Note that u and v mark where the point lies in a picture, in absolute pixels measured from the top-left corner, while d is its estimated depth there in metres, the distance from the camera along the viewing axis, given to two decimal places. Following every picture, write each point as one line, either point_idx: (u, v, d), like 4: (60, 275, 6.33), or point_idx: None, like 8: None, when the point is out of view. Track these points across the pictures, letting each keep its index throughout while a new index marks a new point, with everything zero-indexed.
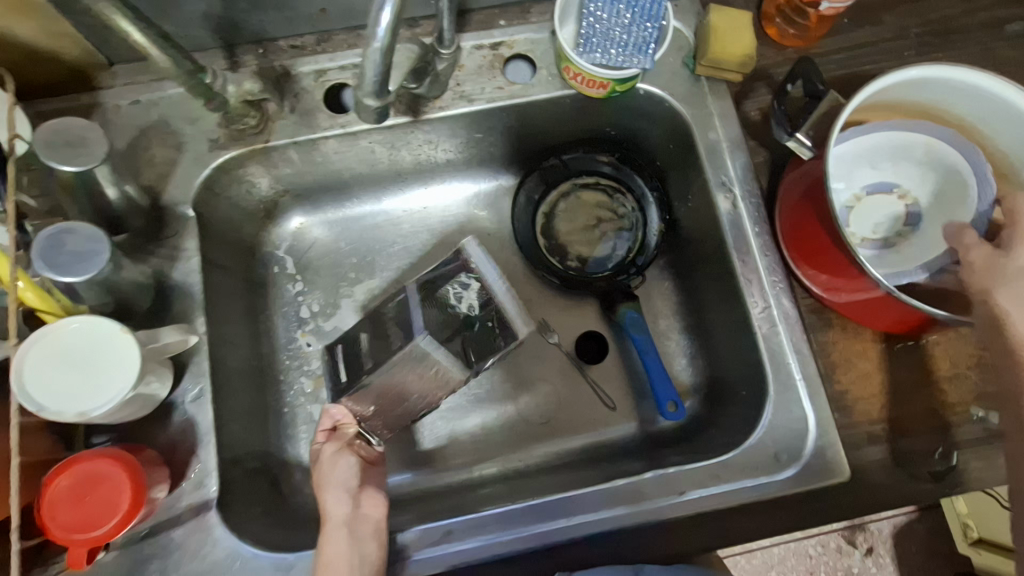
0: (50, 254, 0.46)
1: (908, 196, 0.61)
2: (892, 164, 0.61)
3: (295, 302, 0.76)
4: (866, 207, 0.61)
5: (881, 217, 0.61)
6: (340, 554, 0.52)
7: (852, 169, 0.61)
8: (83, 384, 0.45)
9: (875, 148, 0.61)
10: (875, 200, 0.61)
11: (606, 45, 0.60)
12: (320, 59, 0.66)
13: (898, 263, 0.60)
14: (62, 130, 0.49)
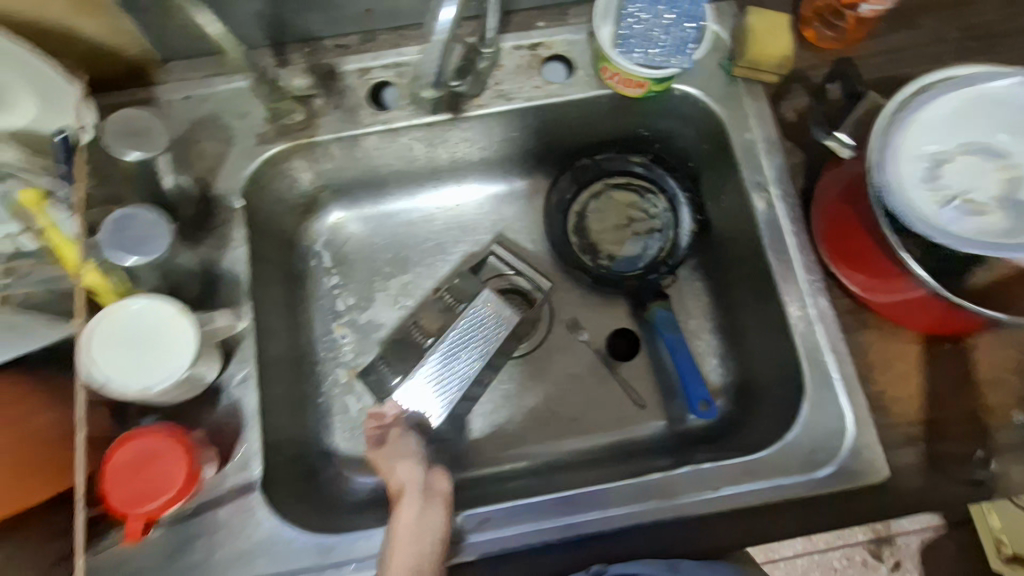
0: (117, 237, 0.48)
1: (1014, 167, 0.54)
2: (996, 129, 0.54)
3: (331, 296, 0.78)
4: (966, 165, 0.54)
5: (980, 180, 0.53)
6: (411, 520, 0.53)
7: (950, 123, 0.54)
8: (145, 362, 0.47)
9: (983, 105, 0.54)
10: (975, 162, 0.54)
11: (647, 45, 0.61)
12: (365, 58, 0.68)
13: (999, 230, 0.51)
14: (129, 121, 0.51)
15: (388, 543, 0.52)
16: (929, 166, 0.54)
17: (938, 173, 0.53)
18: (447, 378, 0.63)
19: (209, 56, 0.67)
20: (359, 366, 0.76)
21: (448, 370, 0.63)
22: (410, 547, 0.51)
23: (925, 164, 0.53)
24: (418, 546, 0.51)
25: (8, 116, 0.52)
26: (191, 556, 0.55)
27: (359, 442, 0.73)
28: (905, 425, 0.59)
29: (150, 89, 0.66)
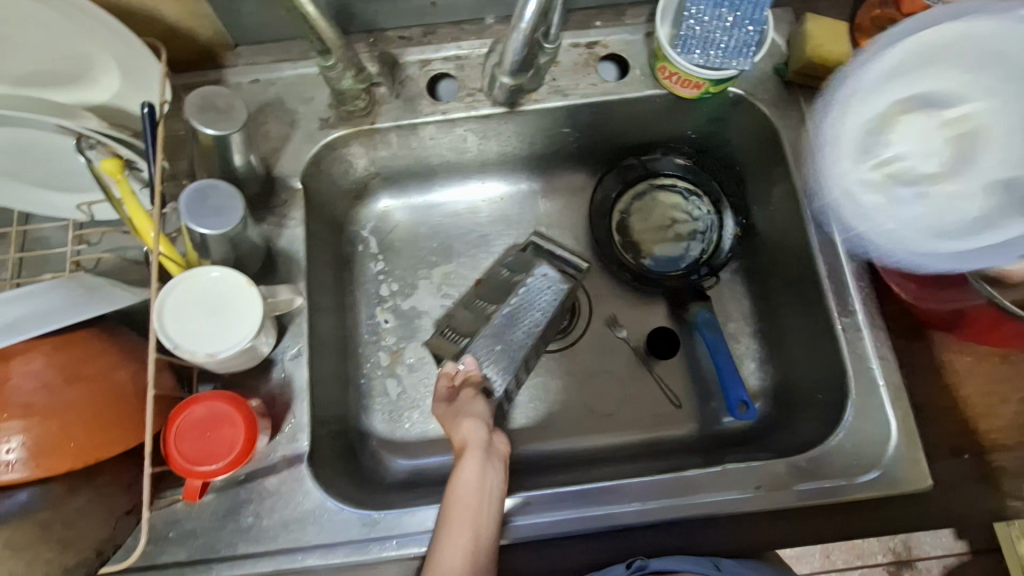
0: (195, 206, 0.51)
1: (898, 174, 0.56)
2: (970, 72, 0.54)
3: (376, 281, 0.80)
4: (908, 133, 0.56)
5: (931, 144, 0.55)
6: (472, 480, 0.56)
7: (883, 91, 0.56)
8: (215, 328, 0.49)
9: (967, 56, 0.53)
10: (917, 121, 0.56)
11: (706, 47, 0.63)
12: (426, 49, 0.70)
13: (974, 207, 0.53)
14: (211, 98, 0.54)
15: (447, 500, 0.55)
16: (880, 144, 0.57)
17: (875, 146, 0.57)
18: (510, 347, 0.68)
19: (277, 43, 0.70)
20: (400, 350, 0.77)
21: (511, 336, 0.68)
22: (469, 506, 0.54)
23: (880, 140, 0.57)
24: (478, 503, 0.55)
25: (93, 90, 0.58)
26: (241, 521, 0.57)
27: (397, 424, 0.74)
28: (951, 434, 0.59)
29: (220, 72, 0.68)
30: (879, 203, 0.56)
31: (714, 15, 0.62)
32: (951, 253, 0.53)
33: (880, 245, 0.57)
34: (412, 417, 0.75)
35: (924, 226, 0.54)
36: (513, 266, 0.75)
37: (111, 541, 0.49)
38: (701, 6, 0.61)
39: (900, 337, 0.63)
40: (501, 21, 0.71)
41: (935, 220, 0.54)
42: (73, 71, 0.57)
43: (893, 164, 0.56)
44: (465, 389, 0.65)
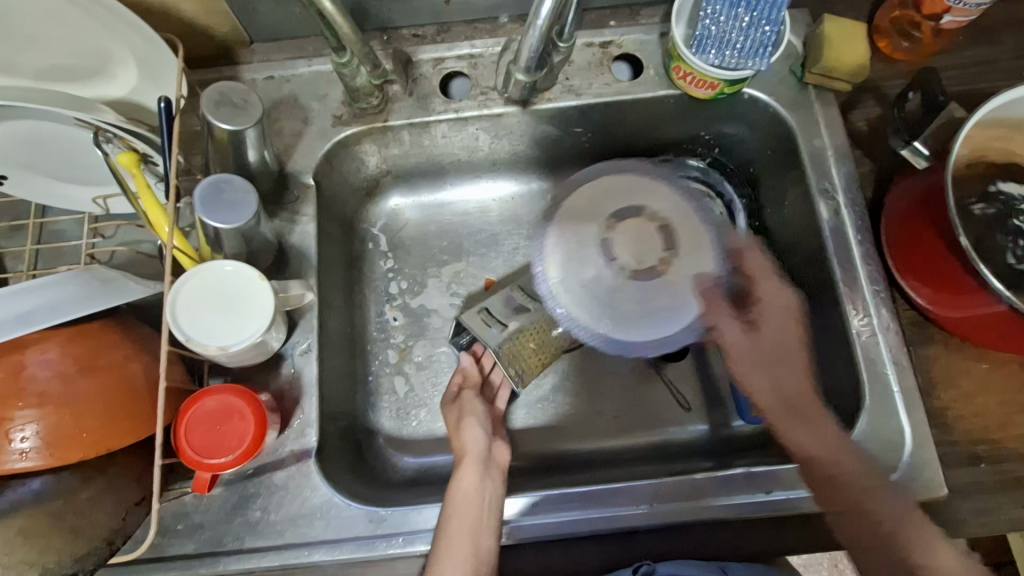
0: (210, 200, 0.51)
1: (619, 270, 0.66)
2: (649, 198, 0.69)
3: (386, 279, 0.80)
4: (573, 245, 0.67)
5: (637, 243, 0.67)
6: (472, 486, 0.58)
7: (582, 209, 0.68)
8: (225, 322, 0.49)
9: (636, 188, 0.69)
10: (632, 228, 0.67)
11: (721, 46, 0.62)
12: (440, 48, 0.70)
13: (613, 303, 0.66)
14: (226, 93, 0.54)
15: (447, 503, 0.56)
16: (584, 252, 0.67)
17: (610, 253, 0.66)
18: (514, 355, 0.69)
19: (293, 39, 0.70)
20: (408, 348, 0.77)
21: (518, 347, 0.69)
22: (471, 510, 0.56)
23: (595, 251, 0.66)
24: (478, 506, 0.56)
25: (110, 85, 0.59)
26: (249, 515, 0.57)
27: (404, 422, 0.74)
28: (968, 443, 0.58)
29: (235, 68, 0.69)
30: (585, 304, 0.66)
31: (730, 15, 0.61)
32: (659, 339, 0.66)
33: (588, 332, 0.66)
34: (419, 415, 0.75)
35: (636, 320, 0.65)
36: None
37: (121, 531, 0.48)
38: (717, 7, 0.60)
39: (915, 342, 0.62)
40: (515, 20, 0.71)
41: (614, 304, 0.65)
42: (89, 66, 0.57)
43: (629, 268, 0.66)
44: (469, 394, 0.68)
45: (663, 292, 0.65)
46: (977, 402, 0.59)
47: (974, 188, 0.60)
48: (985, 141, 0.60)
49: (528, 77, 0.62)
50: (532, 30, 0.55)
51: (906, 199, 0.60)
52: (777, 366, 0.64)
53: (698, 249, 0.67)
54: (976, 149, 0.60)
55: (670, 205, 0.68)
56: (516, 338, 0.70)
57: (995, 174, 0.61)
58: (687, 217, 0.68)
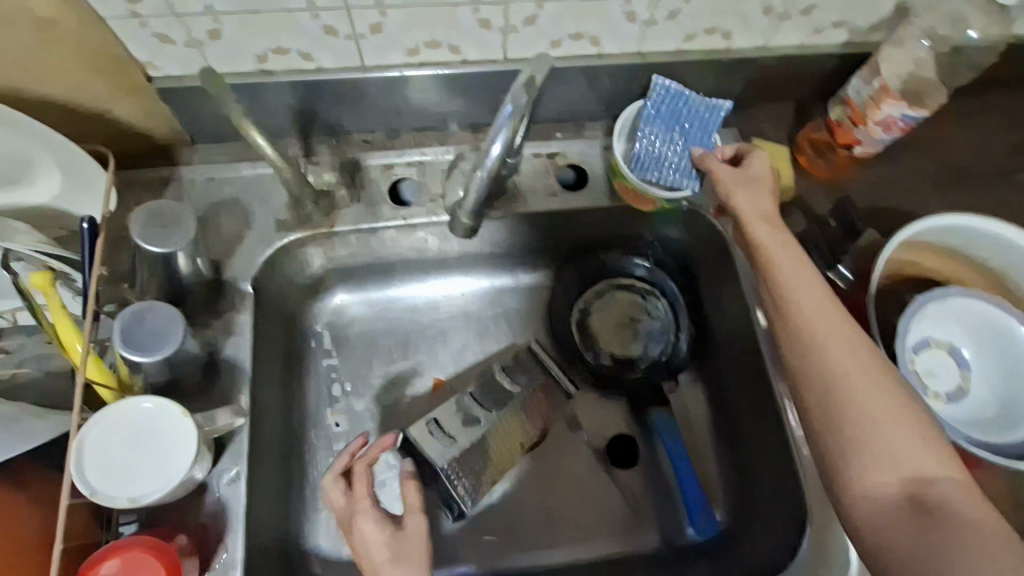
0: (132, 331, 0.47)
1: (933, 378, 0.62)
2: (948, 321, 0.63)
3: (328, 379, 0.76)
4: (928, 359, 0.63)
5: (930, 360, 0.63)
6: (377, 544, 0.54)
7: (942, 320, 0.63)
8: (141, 467, 0.44)
9: (936, 327, 0.63)
10: (918, 345, 0.63)
11: (658, 165, 0.66)
12: (390, 154, 0.70)
13: (970, 418, 0.61)
14: (156, 211, 0.51)
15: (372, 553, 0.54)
16: (936, 333, 0.63)
17: (924, 363, 0.63)
18: (471, 471, 0.67)
19: (236, 139, 0.68)
20: None
21: (472, 466, 0.67)
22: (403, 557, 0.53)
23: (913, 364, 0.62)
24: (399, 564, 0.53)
25: (29, 192, 0.53)
26: None
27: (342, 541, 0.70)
28: None
29: (173, 168, 0.67)
30: (972, 423, 0.60)
31: (669, 140, 0.67)
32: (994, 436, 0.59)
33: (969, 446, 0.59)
34: None
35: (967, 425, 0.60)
36: (511, 368, 0.73)
37: None
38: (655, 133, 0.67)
39: None
40: (465, 128, 0.72)
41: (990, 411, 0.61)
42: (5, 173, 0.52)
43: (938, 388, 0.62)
44: (406, 517, 0.56)
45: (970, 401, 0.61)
46: (807, 397, 0.52)
47: (902, 295, 0.66)
48: (905, 258, 0.65)
49: (472, 219, 0.59)
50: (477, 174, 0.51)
51: (754, 212, 0.60)
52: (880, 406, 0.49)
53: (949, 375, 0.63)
54: (903, 265, 0.66)
55: (941, 313, 0.63)
56: (464, 455, 0.66)
57: (913, 287, 0.66)
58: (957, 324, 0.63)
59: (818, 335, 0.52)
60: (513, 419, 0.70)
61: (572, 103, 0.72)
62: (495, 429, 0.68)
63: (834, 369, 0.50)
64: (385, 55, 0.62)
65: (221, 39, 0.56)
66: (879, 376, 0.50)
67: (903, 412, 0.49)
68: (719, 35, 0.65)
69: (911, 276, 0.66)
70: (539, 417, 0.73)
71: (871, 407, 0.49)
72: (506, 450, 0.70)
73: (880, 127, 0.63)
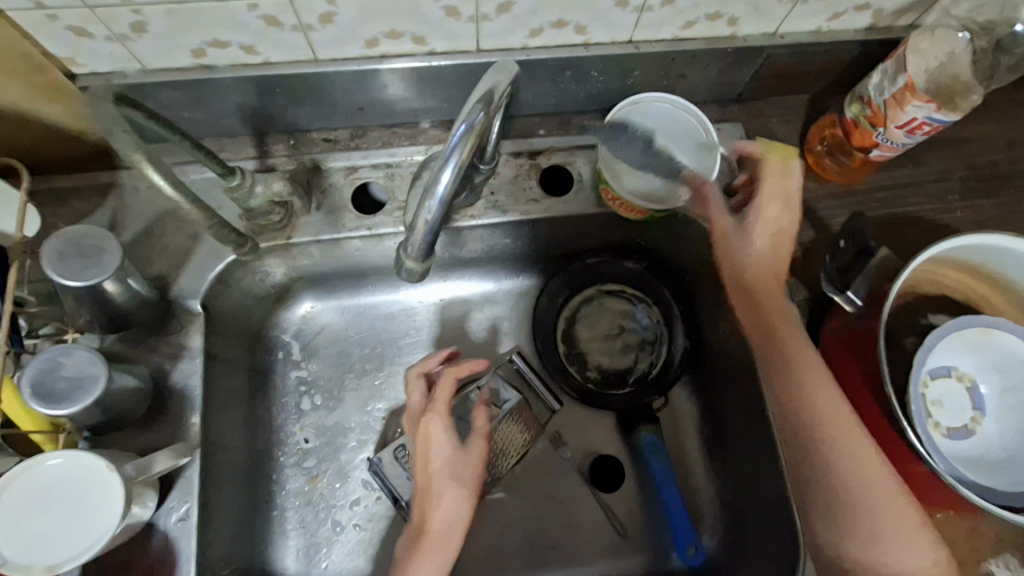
0: (46, 379, 0.44)
1: (944, 408, 0.57)
2: (971, 350, 0.58)
3: (297, 393, 0.71)
4: (943, 387, 0.58)
5: (945, 388, 0.58)
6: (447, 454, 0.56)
7: (966, 347, 0.58)
8: (58, 533, 0.41)
9: (956, 354, 0.58)
10: (934, 370, 0.57)
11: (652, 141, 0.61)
12: (354, 155, 0.64)
13: (979, 458, 0.55)
14: (78, 241, 0.47)
15: (440, 477, 0.55)
16: (954, 360, 0.58)
17: (936, 392, 0.57)
18: None
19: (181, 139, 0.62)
20: (321, 474, 0.70)
21: None
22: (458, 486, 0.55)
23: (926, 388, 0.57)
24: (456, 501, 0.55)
25: None
26: None
27: (313, 563, 0.67)
28: None
29: (111, 174, 0.61)
30: (981, 466, 0.54)
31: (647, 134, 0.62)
32: (1002, 483, 0.53)
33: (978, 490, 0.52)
34: (330, 554, 0.68)
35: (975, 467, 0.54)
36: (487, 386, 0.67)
37: None
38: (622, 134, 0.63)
39: None
40: (438, 125, 0.66)
41: (1001, 454, 0.55)
42: None
43: (949, 421, 0.57)
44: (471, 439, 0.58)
45: (980, 438, 0.56)
46: (808, 485, 0.55)
47: (916, 315, 0.61)
48: (922, 276, 0.60)
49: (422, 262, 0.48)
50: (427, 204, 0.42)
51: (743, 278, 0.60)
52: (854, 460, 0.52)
53: (965, 409, 0.57)
54: (920, 282, 0.60)
55: (967, 341, 0.57)
56: None
57: (928, 307, 0.61)
58: (983, 355, 0.58)
59: (823, 427, 0.53)
60: (505, 432, 0.67)
61: (555, 97, 0.64)
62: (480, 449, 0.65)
63: (839, 461, 0.52)
64: (340, 47, 0.54)
65: (148, 33, 0.49)
66: (881, 467, 0.52)
67: (894, 493, 0.51)
68: (723, 21, 0.57)
69: (929, 293, 0.61)
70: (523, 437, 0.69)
71: (871, 500, 0.51)
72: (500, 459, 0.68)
73: (904, 130, 0.56)
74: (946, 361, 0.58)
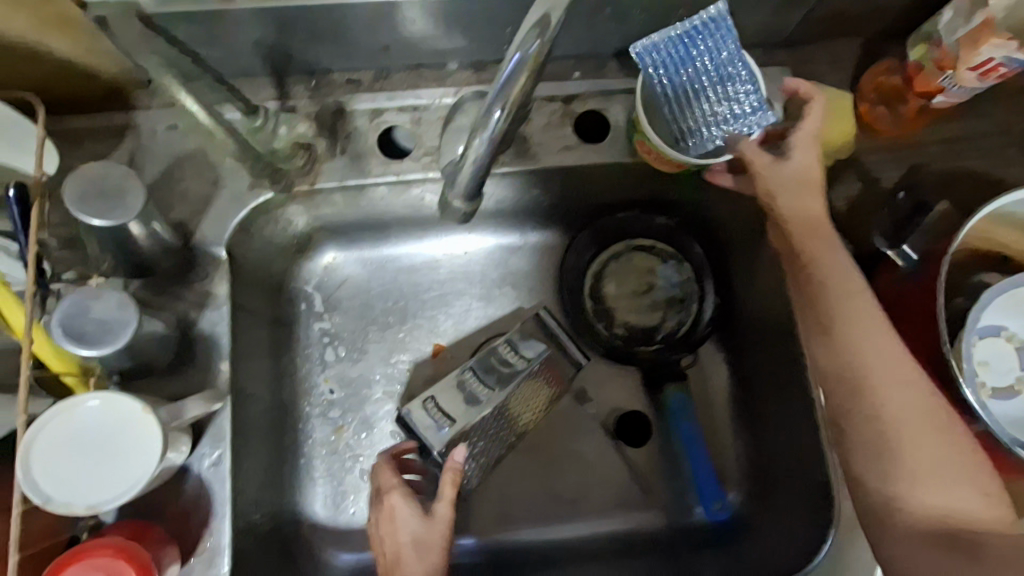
0: (74, 322, 0.44)
1: (991, 370, 0.55)
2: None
3: (321, 344, 0.71)
4: (992, 349, 0.55)
5: (997, 350, 0.55)
6: (412, 525, 0.53)
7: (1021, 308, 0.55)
8: (98, 473, 0.41)
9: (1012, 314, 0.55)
10: (987, 332, 0.55)
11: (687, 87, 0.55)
12: (379, 98, 0.61)
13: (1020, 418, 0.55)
14: (99, 179, 0.45)
15: (404, 549, 0.52)
16: (1007, 321, 0.55)
17: (985, 354, 0.55)
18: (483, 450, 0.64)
19: None
20: (347, 424, 0.70)
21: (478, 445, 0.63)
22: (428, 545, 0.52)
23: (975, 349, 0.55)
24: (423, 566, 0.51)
25: None
26: None
27: (340, 509, 0.68)
28: None
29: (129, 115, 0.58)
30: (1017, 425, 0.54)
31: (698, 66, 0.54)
32: None
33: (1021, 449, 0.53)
34: (357, 501, 0.68)
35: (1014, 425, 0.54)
36: (516, 342, 0.66)
37: None
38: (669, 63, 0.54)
39: None
40: (466, 67, 0.62)
41: None
42: None
43: (996, 384, 0.55)
44: (434, 505, 0.54)
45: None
46: (853, 443, 0.49)
47: (965, 275, 0.58)
48: (984, 233, 0.56)
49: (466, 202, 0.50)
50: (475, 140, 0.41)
51: (798, 217, 0.54)
52: (906, 404, 0.48)
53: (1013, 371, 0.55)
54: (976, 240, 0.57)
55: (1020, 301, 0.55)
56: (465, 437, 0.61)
57: (977, 266, 0.58)
58: None
59: (878, 382, 0.48)
60: (528, 390, 0.66)
61: (593, 36, 0.60)
62: (503, 407, 0.63)
63: (890, 406, 0.48)
64: None
65: None
66: (940, 431, 0.47)
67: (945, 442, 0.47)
68: None
69: (983, 251, 0.58)
70: (545, 394, 0.68)
71: (926, 467, 0.46)
72: (517, 420, 0.66)
73: (976, 73, 0.53)
74: (998, 322, 0.55)
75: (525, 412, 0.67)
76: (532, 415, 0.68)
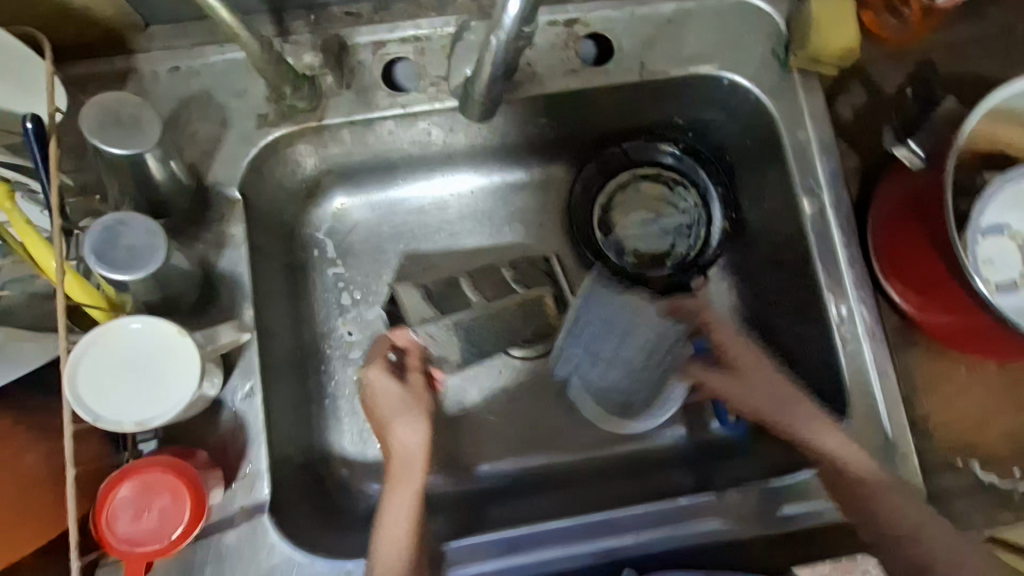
0: (107, 249, 0.47)
1: (996, 268, 0.57)
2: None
3: (336, 289, 0.71)
4: (997, 246, 0.57)
5: (1001, 247, 0.57)
6: (393, 397, 0.60)
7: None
8: (142, 393, 0.43)
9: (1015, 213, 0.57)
10: (992, 229, 0.57)
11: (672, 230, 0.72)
12: (380, 29, 0.60)
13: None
14: (112, 110, 0.50)
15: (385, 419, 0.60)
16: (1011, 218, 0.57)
17: (990, 251, 0.57)
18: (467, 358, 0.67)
19: (198, 19, 0.59)
20: None
21: (455, 350, 0.65)
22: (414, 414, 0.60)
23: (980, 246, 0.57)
24: (405, 437, 0.58)
25: None
26: None
27: (367, 445, 0.69)
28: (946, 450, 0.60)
29: (127, 59, 0.58)
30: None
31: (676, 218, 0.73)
32: None
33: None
34: None
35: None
36: (519, 268, 0.71)
37: None
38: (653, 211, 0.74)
39: (895, 346, 0.62)
40: None
41: None
42: None
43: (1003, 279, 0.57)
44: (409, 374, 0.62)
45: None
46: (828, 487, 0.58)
47: (972, 177, 0.59)
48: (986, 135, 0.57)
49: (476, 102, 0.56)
50: (492, 38, 0.46)
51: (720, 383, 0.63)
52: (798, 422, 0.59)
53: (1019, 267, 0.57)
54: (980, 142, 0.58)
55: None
56: (446, 337, 0.64)
57: (982, 168, 0.59)
58: None
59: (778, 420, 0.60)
60: (521, 313, 0.67)
61: None
62: (495, 318, 0.66)
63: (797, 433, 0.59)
64: None
65: None
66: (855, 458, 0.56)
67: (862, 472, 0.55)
68: None
69: (987, 153, 0.59)
70: (540, 316, 0.68)
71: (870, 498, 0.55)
72: (508, 340, 0.68)
73: None
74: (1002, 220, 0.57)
75: (520, 333, 0.68)
76: (528, 338, 0.69)
